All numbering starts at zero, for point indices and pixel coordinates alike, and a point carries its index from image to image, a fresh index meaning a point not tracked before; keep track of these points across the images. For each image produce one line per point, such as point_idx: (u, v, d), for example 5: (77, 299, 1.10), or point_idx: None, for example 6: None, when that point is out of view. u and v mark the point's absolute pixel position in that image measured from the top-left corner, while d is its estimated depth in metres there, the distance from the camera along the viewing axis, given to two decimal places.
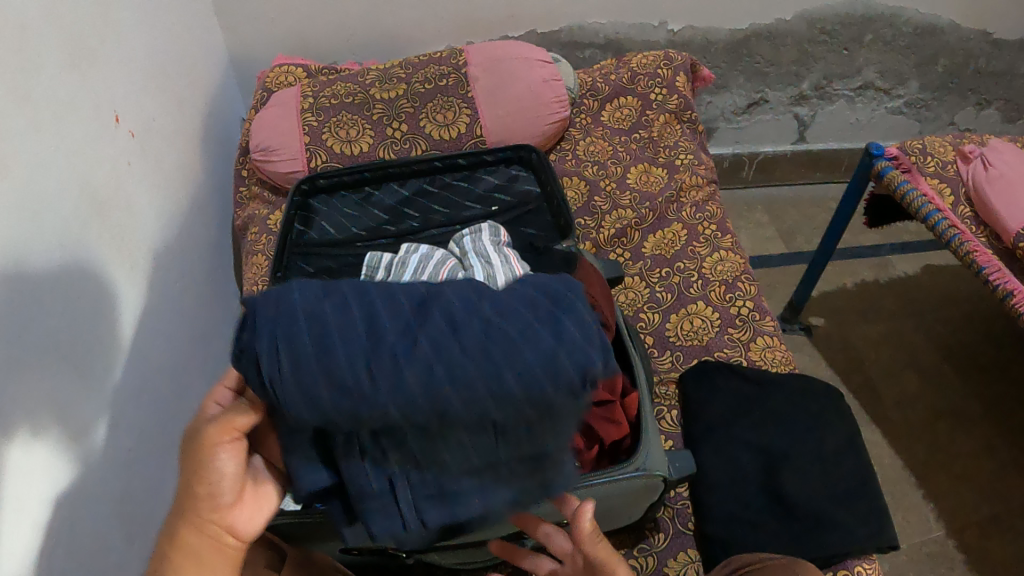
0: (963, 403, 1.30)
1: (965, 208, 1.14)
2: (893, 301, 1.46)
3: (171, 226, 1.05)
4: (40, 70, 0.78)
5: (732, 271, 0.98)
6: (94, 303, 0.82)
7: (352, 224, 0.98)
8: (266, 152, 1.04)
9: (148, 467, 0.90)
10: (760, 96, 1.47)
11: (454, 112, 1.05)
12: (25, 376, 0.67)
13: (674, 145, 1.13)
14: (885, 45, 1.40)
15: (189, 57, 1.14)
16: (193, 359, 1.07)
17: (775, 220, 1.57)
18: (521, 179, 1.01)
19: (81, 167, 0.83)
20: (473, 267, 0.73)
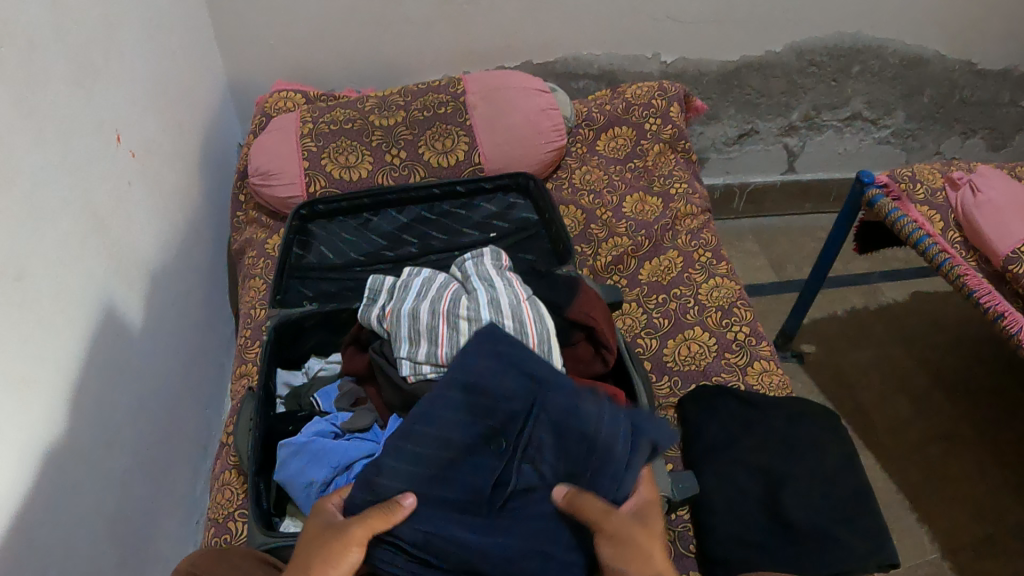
0: (954, 427, 1.31)
1: (955, 233, 1.16)
2: (882, 327, 1.47)
3: (168, 249, 1.06)
4: (48, 84, 0.80)
5: (727, 297, 0.99)
6: (82, 320, 0.82)
7: (351, 249, 0.98)
8: (264, 177, 1.05)
9: (136, 490, 0.90)
10: (751, 127, 1.49)
11: (452, 140, 1.07)
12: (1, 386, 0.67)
13: (668, 174, 1.15)
14: (872, 76, 1.43)
15: (188, 84, 1.15)
16: (187, 383, 1.07)
17: (766, 248, 1.58)
18: (519, 207, 1.02)
19: (80, 182, 0.84)
20: (477, 291, 0.75)
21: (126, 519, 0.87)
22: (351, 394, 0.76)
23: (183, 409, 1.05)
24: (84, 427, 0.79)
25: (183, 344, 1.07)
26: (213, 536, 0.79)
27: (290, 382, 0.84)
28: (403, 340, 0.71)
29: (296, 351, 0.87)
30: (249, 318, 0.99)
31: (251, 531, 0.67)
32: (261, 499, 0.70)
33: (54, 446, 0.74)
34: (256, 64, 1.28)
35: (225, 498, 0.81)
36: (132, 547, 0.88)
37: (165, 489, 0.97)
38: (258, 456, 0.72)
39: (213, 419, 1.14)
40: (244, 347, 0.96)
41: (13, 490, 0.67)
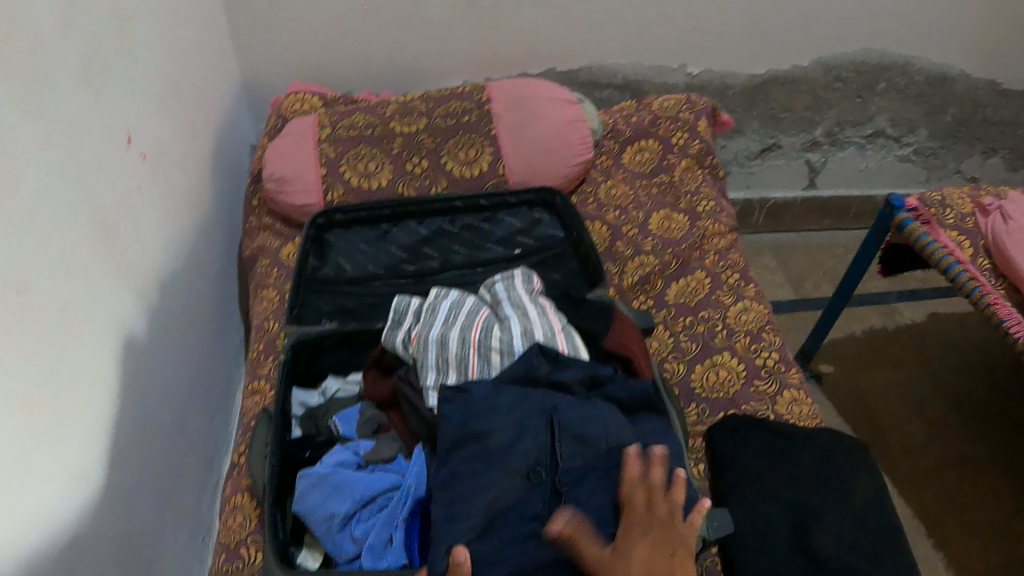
0: (972, 451, 1.28)
1: (985, 260, 1.13)
2: (900, 348, 1.45)
3: (178, 255, 1.02)
4: (55, 83, 0.76)
5: (756, 322, 0.96)
6: (90, 333, 0.79)
7: (369, 262, 0.95)
8: (279, 182, 1.02)
9: (143, 506, 0.87)
10: (773, 142, 1.46)
11: (476, 150, 1.04)
12: (7, 405, 0.63)
13: (695, 192, 1.12)
14: (897, 93, 1.39)
15: (202, 82, 1.12)
16: (193, 393, 1.04)
17: (784, 265, 1.55)
18: (544, 222, 0.99)
19: (88, 188, 0.81)
20: (509, 319, 0.72)
21: (133, 538, 0.84)
22: (374, 421, 0.74)
23: (190, 420, 1.02)
24: (92, 445, 0.76)
25: (190, 351, 1.04)
26: (223, 562, 0.79)
27: (305, 402, 0.81)
28: (430, 368, 0.69)
29: (314, 369, 0.84)
30: (262, 330, 0.96)
31: (269, 564, 0.65)
32: (278, 530, 0.68)
33: (61, 467, 0.70)
34: (271, 64, 1.25)
35: (237, 522, 0.81)
36: (137, 566, 0.84)
37: (170, 504, 0.94)
38: (275, 485, 0.70)
39: (219, 429, 1.11)
40: (256, 361, 0.93)
41: (19, 515, 0.63)
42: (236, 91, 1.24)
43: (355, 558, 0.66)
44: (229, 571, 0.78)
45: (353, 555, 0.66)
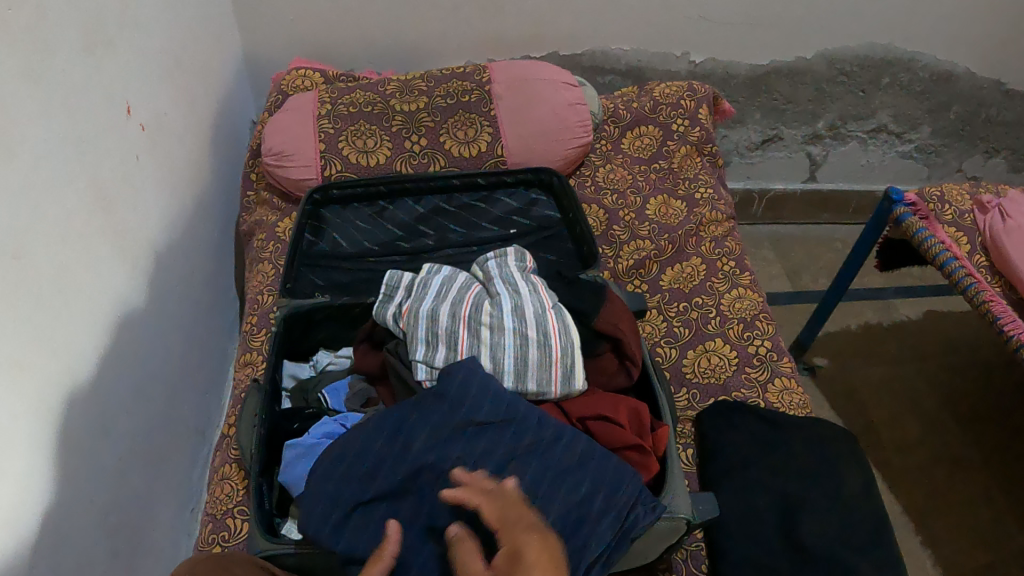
0: (963, 449, 1.28)
1: (981, 257, 1.13)
2: (896, 344, 1.45)
3: (175, 227, 1.02)
4: (57, 51, 0.76)
5: (750, 309, 0.96)
6: (84, 300, 0.79)
7: (364, 238, 0.95)
8: (278, 157, 1.02)
9: (132, 475, 0.87)
10: (775, 133, 1.46)
11: (475, 130, 1.04)
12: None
13: (694, 178, 1.12)
14: (901, 89, 1.39)
15: (203, 56, 1.11)
16: (187, 365, 1.04)
17: (781, 257, 1.56)
18: (540, 204, 0.99)
19: (86, 157, 0.81)
20: (500, 296, 0.72)
21: (122, 508, 0.84)
22: (363, 394, 0.75)
23: (182, 392, 1.02)
24: (84, 412, 0.77)
25: (184, 323, 1.04)
26: (209, 532, 0.79)
27: (297, 374, 0.82)
28: (420, 343, 0.68)
29: (306, 343, 0.85)
30: (255, 304, 0.96)
31: (253, 538, 0.65)
32: (263, 501, 0.68)
33: (50, 432, 0.70)
34: (273, 40, 1.25)
35: (224, 492, 0.82)
36: (125, 536, 0.85)
37: (160, 475, 0.94)
38: (262, 457, 0.70)
39: (212, 403, 1.11)
40: (250, 334, 0.93)
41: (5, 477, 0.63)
42: (238, 66, 1.24)
43: None
44: (215, 541, 0.78)
45: None
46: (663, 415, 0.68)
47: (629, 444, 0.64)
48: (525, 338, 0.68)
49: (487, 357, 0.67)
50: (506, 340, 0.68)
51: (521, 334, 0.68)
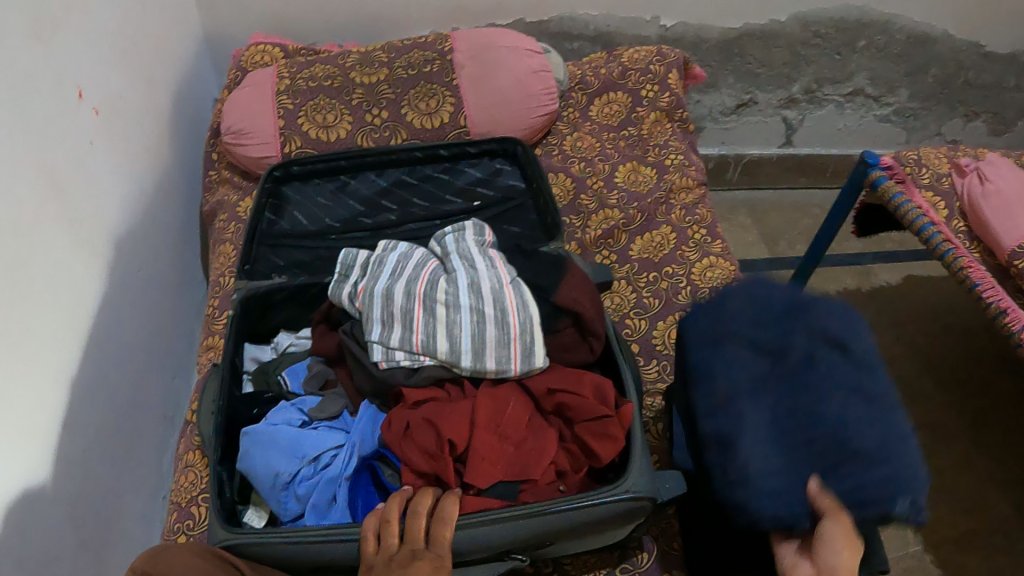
0: (941, 416, 1.27)
1: (958, 222, 1.11)
2: (874, 310, 1.43)
3: (136, 211, 1.00)
4: (1, 34, 0.73)
5: (722, 278, 0.94)
6: (41, 290, 0.76)
7: (325, 215, 0.93)
8: (236, 135, 0.99)
9: (99, 464, 0.85)
10: (750, 97, 1.44)
11: (437, 101, 1.02)
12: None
13: (664, 145, 1.10)
14: (877, 51, 1.36)
15: (159, 33, 1.08)
16: (152, 351, 1.02)
17: (759, 224, 1.54)
18: (505, 174, 0.97)
19: (36, 143, 0.78)
20: (457, 271, 0.70)
21: (90, 500, 0.82)
22: (320, 377, 0.73)
23: (148, 378, 0.99)
24: (45, 405, 0.74)
25: (148, 306, 1.02)
26: (173, 521, 0.78)
27: (258, 357, 0.80)
28: (375, 322, 0.67)
29: (265, 325, 0.83)
30: (217, 286, 0.94)
31: (211, 527, 0.63)
32: (223, 488, 0.66)
33: (10, 429, 0.68)
34: (232, 15, 1.21)
35: (188, 480, 0.80)
36: (93, 527, 0.82)
37: (128, 463, 0.92)
38: (220, 443, 0.68)
39: (180, 387, 1.09)
40: (212, 317, 0.91)
41: None
42: (197, 41, 1.21)
43: (298, 518, 0.64)
44: (179, 530, 0.77)
45: (297, 512, 0.64)
46: (628, 391, 0.67)
47: (590, 416, 0.63)
48: (482, 314, 0.67)
49: (443, 337, 0.66)
50: (463, 317, 0.66)
51: (478, 311, 0.67)
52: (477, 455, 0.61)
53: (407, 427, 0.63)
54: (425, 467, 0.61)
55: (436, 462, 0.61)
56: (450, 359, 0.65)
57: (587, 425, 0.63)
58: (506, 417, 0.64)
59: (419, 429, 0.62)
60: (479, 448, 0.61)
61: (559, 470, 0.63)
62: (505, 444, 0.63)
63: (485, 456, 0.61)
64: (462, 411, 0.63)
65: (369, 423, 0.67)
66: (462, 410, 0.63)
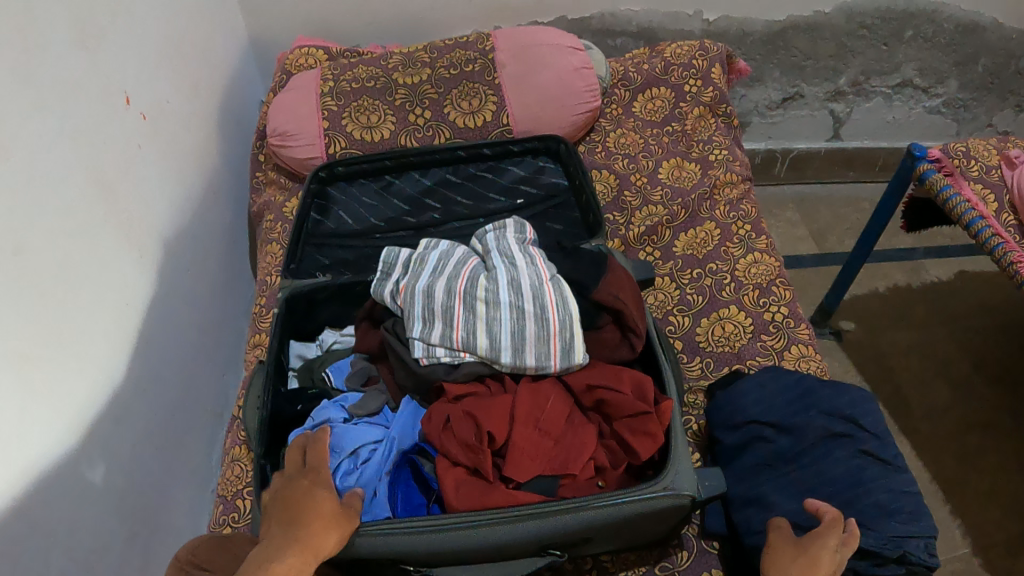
0: (995, 415, 1.25)
1: (1009, 216, 1.08)
2: (925, 305, 1.41)
3: (185, 212, 1.02)
4: (50, 42, 0.75)
5: (766, 274, 0.93)
6: (92, 291, 0.79)
7: (370, 214, 0.94)
8: (283, 137, 1.01)
9: (150, 459, 0.87)
10: (796, 91, 1.42)
11: (479, 100, 1.02)
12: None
13: (708, 140, 1.09)
14: (926, 41, 1.34)
15: (206, 38, 1.10)
16: (202, 349, 1.04)
17: (807, 219, 1.53)
18: (548, 171, 0.97)
19: (85, 146, 0.80)
20: (497, 268, 0.71)
21: (141, 494, 0.84)
22: (364, 372, 0.74)
23: (198, 375, 1.02)
24: (96, 403, 0.77)
25: (198, 305, 1.04)
26: (220, 514, 0.79)
27: (303, 354, 0.81)
28: (415, 319, 0.68)
29: (311, 322, 0.84)
30: (264, 285, 0.96)
31: (255, 519, 0.64)
32: (267, 483, 0.68)
33: (62, 426, 0.70)
34: (278, 18, 1.23)
35: (235, 474, 0.82)
36: (143, 519, 0.84)
37: (178, 458, 0.94)
38: (264, 437, 0.69)
39: (230, 384, 1.11)
40: (260, 316, 0.93)
41: (16, 474, 0.64)
42: (244, 43, 1.23)
43: None
44: (227, 524, 0.78)
45: None
46: (667, 386, 0.67)
47: (630, 412, 0.63)
48: (522, 311, 0.67)
49: (483, 334, 0.66)
50: (504, 315, 0.67)
51: (518, 308, 0.67)
52: (518, 449, 0.61)
53: (447, 420, 0.64)
54: (465, 460, 0.62)
55: (476, 455, 0.61)
56: (491, 356, 0.66)
57: (626, 420, 0.64)
58: (546, 410, 0.64)
59: (460, 421, 0.63)
60: (521, 442, 0.62)
61: (598, 466, 0.64)
62: (546, 438, 0.63)
63: (527, 450, 0.62)
64: (502, 405, 0.64)
65: (408, 419, 0.68)
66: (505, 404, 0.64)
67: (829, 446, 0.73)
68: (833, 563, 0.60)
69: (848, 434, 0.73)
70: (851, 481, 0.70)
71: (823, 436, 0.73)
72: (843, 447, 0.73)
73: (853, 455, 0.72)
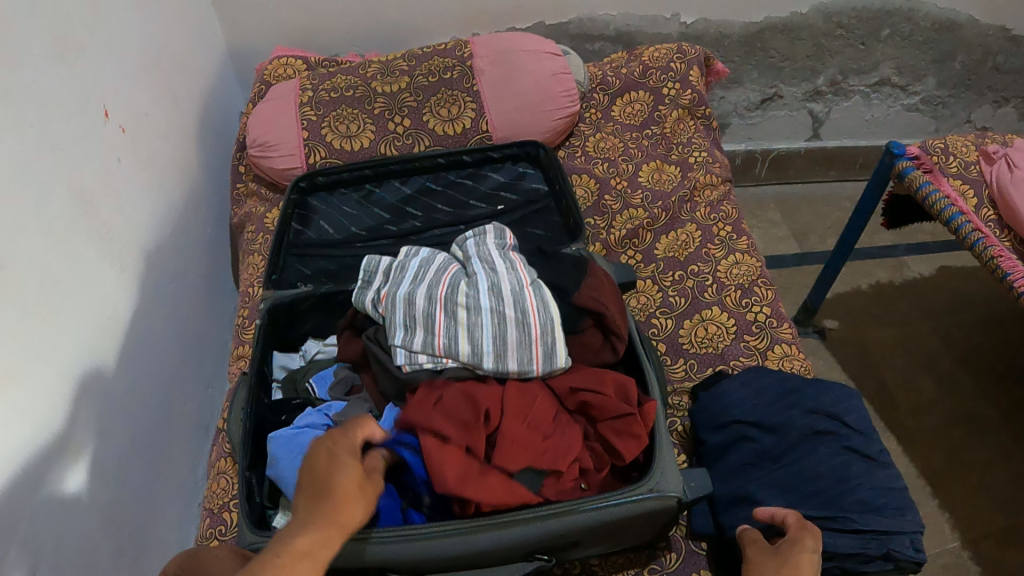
0: (980, 409, 1.26)
1: (988, 210, 1.09)
2: (908, 302, 1.41)
3: (165, 225, 1.01)
4: (25, 58, 0.75)
5: (747, 274, 0.94)
6: (72, 306, 0.78)
7: (352, 223, 0.94)
8: (263, 148, 1.00)
9: (134, 474, 0.86)
10: (775, 91, 1.43)
11: (458, 107, 1.02)
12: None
13: (687, 142, 1.09)
14: (902, 40, 1.35)
15: (183, 48, 1.10)
16: (185, 361, 1.03)
17: (788, 219, 1.53)
18: (528, 177, 0.97)
19: (63, 161, 0.79)
20: (477, 274, 0.71)
21: (127, 509, 0.84)
22: (347, 382, 0.74)
23: (182, 390, 1.01)
24: (79, 418, 0.76)
25: (180, 317, 1.03)
26: (205, 528, 0.79)
27: (286, 365, 0.81)
28: (397, 327, 0.68)
29: (293, 333, 0.84)
30: (247, 296, 0.96)
31: (240, 532, 0.64)
32: (253, 494, 0.68)
33: (45, 443, 0.70)
34: (255, 29, 1.23)
35: (220, 487, 0.81)
36: (128, 537, 0.84)
37: (163, 471, 0.94)
38: (248, 450, 0.70)
39: (214, 397, 1.10)
40: (242, 327, 0.93)
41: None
42: (221, 55, 1.23)
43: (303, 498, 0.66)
44: (213, 537, 0.78)
45: None
46: (650, 388, 0.67)
47: (613, 414, 0.63)
48: (503, 316, 0.67)
49: (465, 340, 0.66)
50: (484, 319, 0.67)
51: (499, 312, 0.67)
52: (510, 438, 0.61)
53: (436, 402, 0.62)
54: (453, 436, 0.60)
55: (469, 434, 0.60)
56: (472, 362, 0.66)
57: (611, 422, 0.63)
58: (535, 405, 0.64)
59: (453, 404, 0.62)
60: (513, 431, 0.61)
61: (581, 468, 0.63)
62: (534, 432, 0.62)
63: (517, 440, 0.61)
64: (495, 395, 0.63)
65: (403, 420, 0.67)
66: (492, 397, 0.63)
67: (814, 444, 0.73)
68: (813, 565, 0.60)
69: (833, 431, 0.74)
70: (837, 479, 0.70)
71: (808, 434, 0.74)
72: (827, 444, 0.73)
73: (838, 452, 0.72)
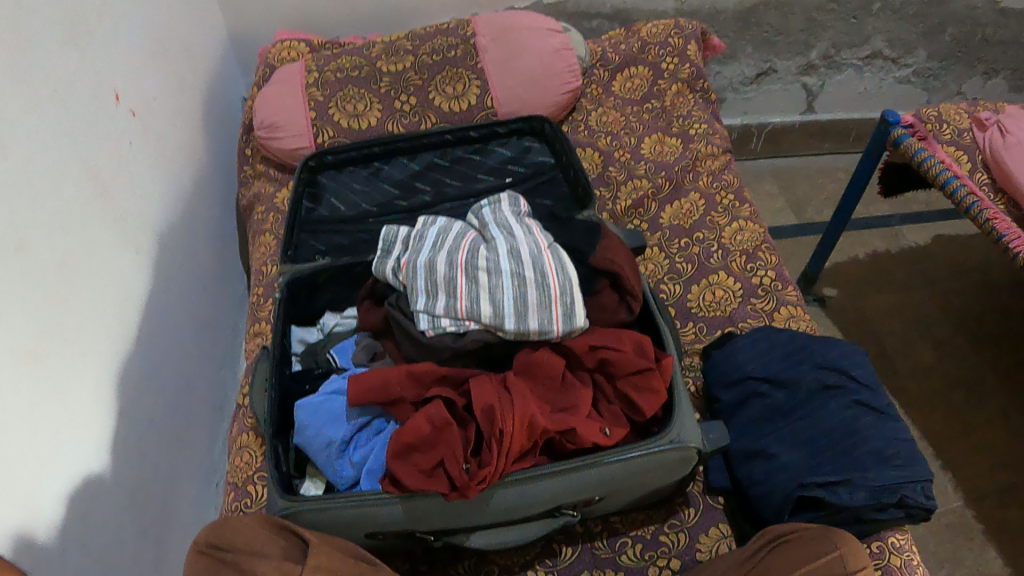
0: (979, 371, 1.28)
1: (982, 175, 1.11)
2: (905, 270, 1.44)
3: (175, 208, 1.03)
4: (40, 44, 0.76)
5: (752, 240, 0.96)
6: (92, 284, 0.79)
7: (362, 200, 0.95)
8: (270, 130, 1.02)
9: (155, 452, 0.88)
10: (769, 66, 1.45)
11: (463, 85, 1.04)
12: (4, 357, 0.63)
13: (688, 115, 1.12)
14: (893, 13, 1.37)
15: (187, 34, 1.11)
16: (200, 342, 1.05)
17: (785, 191, 1.56)
18: (534, 150, 1.00)
19: (79, 145, 0.81)
20: (496, 240, 0.73)
21: (150, 485, 0.86)
22: (370, 349, 0.75)
23: (197, 371, 1.03)
24: (103, 398, 0.78)
25: (193, 298, 1.05)
26: (232, 500, 0.81)
27: (305, 339, 0.82)
28: (420, 292, 0.70)
29: (311, 307, 0.85)
30: (260, 275, 0.97)
31: (270, 495, 0.66)
32: (280, 462, 0.69)
33: (71, 419, 0.72)
34: (257, 14, 1.25)
35: (244, 460, 0.83)
36: (153, 512, 0.85)
37: (183, 450, 0.95)
38: (274, 418, 0.71)
39: (228, 378, 1.12)
40: (257, 306, 0.94)
41: (31, 467, 0.64)
42: (225, 41, 1.24)
43: None
44: (238, 509, 0.80)
45: (352, 479, 0.67)
46: (667, 345, 0.69)
47: (634, 369, 0.66)
48: (523, 278, 0.69)
49: (486, 302, 0.68)
50: (505, 282, 0.69)
51: (519, 275, 0.69)
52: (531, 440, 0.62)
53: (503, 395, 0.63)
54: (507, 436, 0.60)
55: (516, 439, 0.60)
56: (494, 323, 0.67)
57: (633, 377, 0.66)
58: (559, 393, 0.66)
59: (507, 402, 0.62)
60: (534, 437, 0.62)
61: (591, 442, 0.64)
62: (546, 413, 0.64)
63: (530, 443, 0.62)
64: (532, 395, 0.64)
65: None
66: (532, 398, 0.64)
67: (825, 399, 0.75)
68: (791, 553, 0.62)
69: (842, 386, 0.76)
70: (848, 432, 0.72)
71: (818, 389, 0.76)
72: (836, 399, 0.75)
73: (849, 405, 0.74)
